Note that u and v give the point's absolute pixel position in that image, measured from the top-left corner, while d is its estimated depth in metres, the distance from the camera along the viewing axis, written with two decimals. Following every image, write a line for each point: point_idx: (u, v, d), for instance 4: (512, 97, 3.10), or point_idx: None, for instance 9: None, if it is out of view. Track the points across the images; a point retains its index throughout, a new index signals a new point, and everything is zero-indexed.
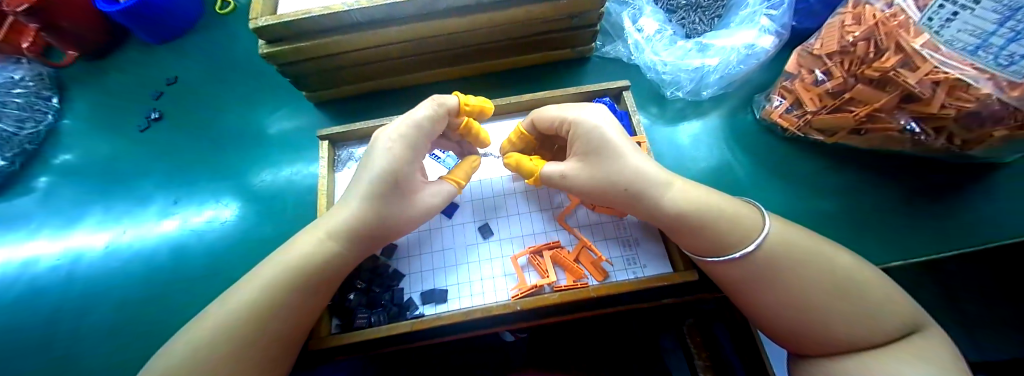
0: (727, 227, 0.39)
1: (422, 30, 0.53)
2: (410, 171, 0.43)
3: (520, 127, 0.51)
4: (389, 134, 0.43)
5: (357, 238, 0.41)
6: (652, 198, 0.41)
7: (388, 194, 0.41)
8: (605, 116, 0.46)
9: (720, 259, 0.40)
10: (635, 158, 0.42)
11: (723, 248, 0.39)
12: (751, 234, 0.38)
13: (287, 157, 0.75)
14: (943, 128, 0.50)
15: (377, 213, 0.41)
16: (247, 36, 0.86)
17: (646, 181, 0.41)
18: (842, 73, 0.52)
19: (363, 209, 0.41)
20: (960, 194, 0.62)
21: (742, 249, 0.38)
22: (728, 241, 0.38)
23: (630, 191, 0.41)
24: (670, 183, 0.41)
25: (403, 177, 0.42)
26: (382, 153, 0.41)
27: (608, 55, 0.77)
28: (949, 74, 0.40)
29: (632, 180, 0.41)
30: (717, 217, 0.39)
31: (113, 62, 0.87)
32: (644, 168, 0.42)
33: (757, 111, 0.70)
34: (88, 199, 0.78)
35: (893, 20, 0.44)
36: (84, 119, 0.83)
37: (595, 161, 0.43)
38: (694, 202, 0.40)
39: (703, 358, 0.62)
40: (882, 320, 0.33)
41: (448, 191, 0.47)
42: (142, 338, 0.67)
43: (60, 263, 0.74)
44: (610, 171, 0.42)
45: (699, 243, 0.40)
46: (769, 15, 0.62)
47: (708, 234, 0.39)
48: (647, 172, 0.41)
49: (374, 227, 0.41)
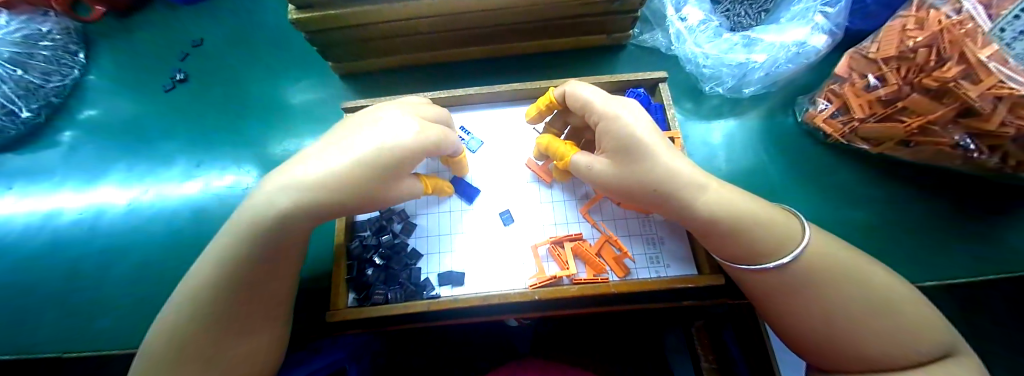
0: (761, 236, 0.36)
1: (455, 4, 0.51)
2: (411, 162, 0.38)
3: (552, 96, 0.49)
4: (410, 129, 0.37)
5: (345, 205, 0.34)
6: (680, 205, 0.38)
7: (390, 171, 0.36)
8: (639, 112, 0.42)
9: (750, 267, 0.38)
10: (667, 159, 0.38)
11: (756, 256, 0.37)
12: (788, 244, 0.36)
13: (307, 129, 0.75)
14: (1000, 146, 0.47)
15: (375, 179, 0.35)
16: (276, 0, 0.84)
17: (677, 185, 0.38)
18: (897, 81, 0.49)
19: (361, 171, 0.34)
20: (1003, 216, 0.59)
21: (775, 259, 0.36)
22: (761, 250, 0.36)
23: (656, 194, 0.39)
24: (704, 185, 0.38)
25: (402, 164, 0.37)
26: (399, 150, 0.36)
27: (645, 44, 0.74)
28: (1015, 90, 0.37)
29: (664, 182, 0.38)
30: (750, 224, 0.37)
31: (139, 21, 0.86)
32: (679, 170, 0.38)
33: (798, 114, 0.67)
34: (110, 157, 0.78)
35: (959, 28, 0.40)
36: (110, 76, 0.83)
37: (624, 160, 0.40)
38: (729, 208, 0.37)
39: (710, 360, 0.62)
40: (917, 340, 0.32)
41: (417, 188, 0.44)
42: (159, 297, 0.68)
43: (82, 218, 0.75)
44: (638, 171, 0.39)
45: (729, 250, 0.38)
46: (824, 12, 0.58)
47: (737, 240, 0.37)
48: (681, 174, 0.38)
49: (361, 195, 0.34)
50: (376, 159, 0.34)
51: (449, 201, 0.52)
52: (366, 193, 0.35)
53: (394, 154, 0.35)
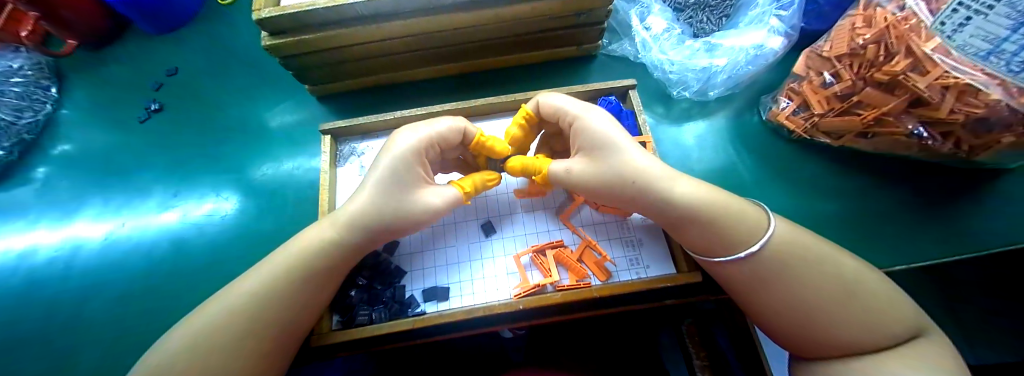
0: (729, 228, 0.38)
1: (426, 24, 0.53)
2: (418, 170, 0.44)
3: (524, 110, 0.50)
4: (405, 145, 0.43)
5: (382, 224, 0.41)
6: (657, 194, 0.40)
7: (406, 181, 0.43)
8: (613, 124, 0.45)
9: (724, 258, 0.38)
10: (639, 154, 0.41)
11: (729, 246, 0.38)
12: (754, 236, 0.37)
13: (286, 152, 0.75)
14: (951, 133, 0.50)
15: (393, 194, 0.41)
16: (249, 26, 0.85)
17: (651, 178, 0.40)
18: (850, 76, 0.52)
19: (378, 194, 0.41)
20: (962, 199, 0.62)
21: (745, 248, 0.37)
22: (733, 239, 0.37)
23: (632, 185, 0.40)
24: (676, 177, 0.41)
25: (413, 172, 0.43)
26: (399, 167, 0.42)
27: (614, 53, 0.76)
28: (960, 79, 0.40)
29: (643, 174, 0.40)
30: (718, 219, 0.38)
31: (114, 52, 0.86)
32: (654, 163, 0.41)
33: (763, 112, 0.69)
34: (86, 191, 0.77)
35: (904, 23, 0.43)
36: (84, 109, 0.82)
37: (599, 158, 0.42)
38: (702, 196, 0.39)
39: (701, 357, 0.59)
40: (888, 325, 0.32)
41: (453, 197, 0.45)
42: (140, 331, 0.67)
43: (57, 255, 0.73)
44: (612, 167, 0.41)
45: (706, 243, 0.39)
46: (779, 16, 0.61)
47: (716, 227, 0.38)
48: (656, 166, 0.41)
49: (387, 218, 0.41)
50: (387, 180, 0.42)
51: None
52: (393, 214, 0.41)
53: (397, 169, 0.42)
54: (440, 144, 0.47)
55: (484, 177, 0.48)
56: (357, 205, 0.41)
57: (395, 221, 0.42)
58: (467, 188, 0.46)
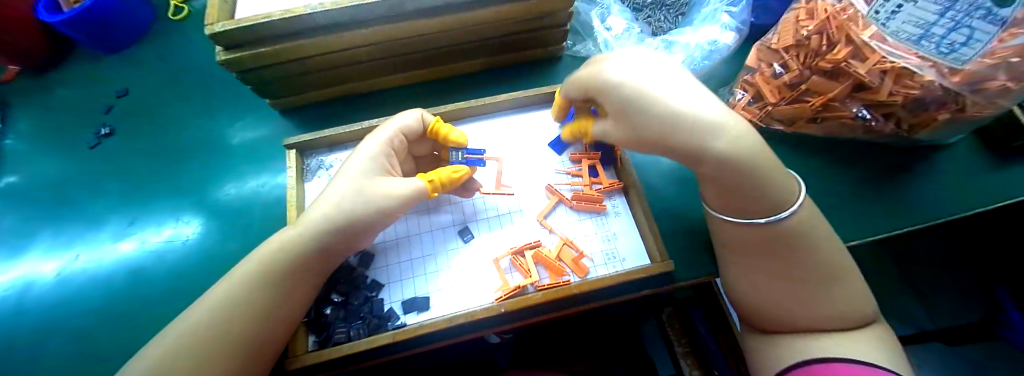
0: (757, 195, 0.35)
1: (389, 32, 0.53)
2: (387, 163, 0.47)
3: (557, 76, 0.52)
4: (376, 141, 0.46)
5: (352, 222, 0.41)
6: (690, 147, 0.34)
7: (376, 171, 0.45)
8: (651, 65, 0.39)
9: (746, 220, 0.38)
10: (666, 99, 0.35)
11: (759, 212, 0.36)
12: (781, 206, 0.36)
13: (252, 169, 0.72)
14: (892, 114, 0.53)
15: (365, 182, 0.43)
16: (205, 42, 0.82)
17: (683, 127, 0.34)
18: (798, 66, 0.54)
19: (348, 185, 0.42)
20: (910, 174, 0.66)
21: (775, 215, 0.36)
22: (766, 205, 0.35)
23: (661, 144, 0.36)
24: (718, 125, 0.33)
25: (381, 163, 0.46)
26: (370, 159, 0.45)
27: (579, 54, 0.78)
28: (895, 63, 0.43)
29: (676, 126, 0.34)
30: (754, 184, 0.35)
31: (59, 75, 0.81)
32: (692, 110, 0.34)
33: (721, 105, 0.72)
34: (35, 225, 0.72)
35: (842, 13, 0.47)
36: (28, 137, 0.77)
37: (627, 120, 0.39)
38: (742, 149, 0.33)
39: (682, 344, 0.63)
40: (847, 311, 0.35)
41: (419, 188, 0.46)
42: (98, 370, 0.62)
43: (4, 295, 0.68)
44: (640, 125, 0.37)
45: (741, 206, 0.37)
46: (729, 12, 0.65)
47: (754, 188, 0.35)
48: (691, 113, 0.33)
49: (356, 205, 0.41)
50: (359, 170, 0.43)
51: (408, 226, 0.52)
52: (361, 202, 0.41)
53: (367, 160, 0.44)
54: (407, 140, 0.51)
55: (450, 171, 0.48)
56: (327, 199, 0.41)
57: (365, 207, 0.41)
58: (433, 180, 0.47)
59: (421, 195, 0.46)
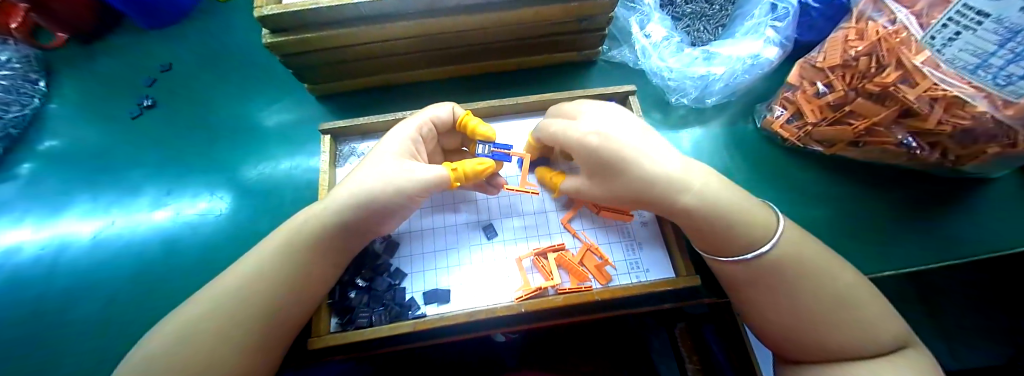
0: (727, 237, 0.39)
1: (430, 26, 0.53)
2: (416, 151, 0.47)
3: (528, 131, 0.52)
4: (407, 130, 0.47)
5: (383, 208, 0.42)
6: (665, 202, 0.40)
7: (405, 155, 0.45)
8: (620, 126, 0.43)
9: (730, 258, 0.41)
10: (644, 165, 0.39)
11: (734, 249, 0.39)
12: (760, 240, 0.38)
13: (285, 151, 0.74)
14: (938, 143, 0.51)
15: (390, 166, 0.43)
16: (247, 23, 0.84)
17: (657, 190, 0.39)
18: (843, 87, 0.53)
19: (373, 170, 0.43)
20: (948, 207, 0.64)
21: (754, 249, 0.39)
22: (741, 243, 0.39)
23: (641, 200, 0.41)
24: (686, 184, 0.39)
25: (407, 148, 0.46)
26: (398, 146, 0.45)
27: (613, 60, 0.77)
28: (948, 91, 0.41)
29: (652, 188, 0.39)
30: (726, 225, 0.39)
31: (106, 46, 0.84)
32: (663, 173, 0.39)
33: (757, 121, 0.71)
34: (74, 187, 0.75)
35: (896, 36, 0.45)
36: (74, 104, 0.80)
37: (604, 178, 0.42)
38: (710, 203, 0.39)
39: (693, 361, 0.62)
40: (882, 336, 0.35)
41: (441, 177, 0.44)
42: (125, 333, 0.64)
43: (42, 253, 0.71)
44: (620, 186, 0.41)
45: (718, 244, 0.41)
46: (774, 27, 0.63)
47: (725, 230, 0.39)
48: (664, 177, 0.39)
49: (377, 188, 0.41)
50: (386, 155, 0.44)
51: (432, 219, 0.53)
52: (382, 187, 0.41)
53: (397, 147, 0.45)
54: (435, 130, 0.51)
55: (475, 165, 0.46)
56: (354, 181, 0.42)
57: (390, 192, 0.41)
58: (456, 169, 0.45)
59: (443, 184, 0.44)
